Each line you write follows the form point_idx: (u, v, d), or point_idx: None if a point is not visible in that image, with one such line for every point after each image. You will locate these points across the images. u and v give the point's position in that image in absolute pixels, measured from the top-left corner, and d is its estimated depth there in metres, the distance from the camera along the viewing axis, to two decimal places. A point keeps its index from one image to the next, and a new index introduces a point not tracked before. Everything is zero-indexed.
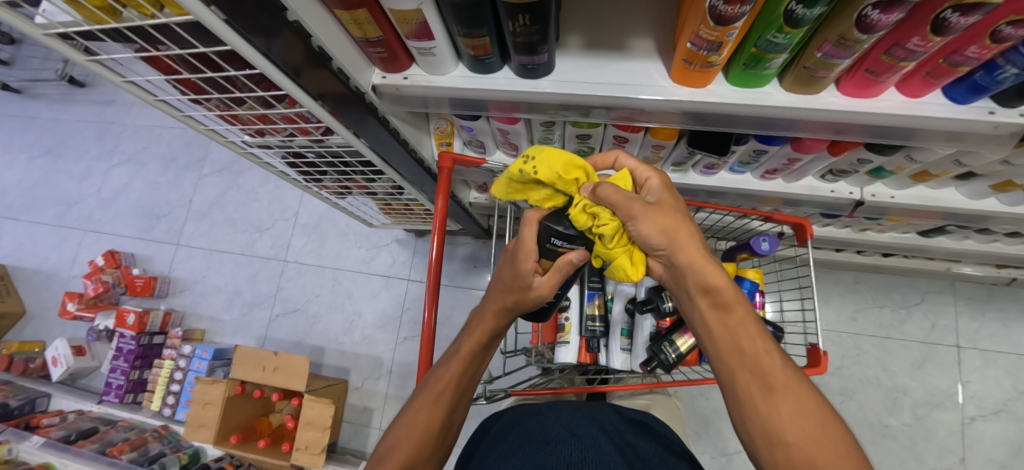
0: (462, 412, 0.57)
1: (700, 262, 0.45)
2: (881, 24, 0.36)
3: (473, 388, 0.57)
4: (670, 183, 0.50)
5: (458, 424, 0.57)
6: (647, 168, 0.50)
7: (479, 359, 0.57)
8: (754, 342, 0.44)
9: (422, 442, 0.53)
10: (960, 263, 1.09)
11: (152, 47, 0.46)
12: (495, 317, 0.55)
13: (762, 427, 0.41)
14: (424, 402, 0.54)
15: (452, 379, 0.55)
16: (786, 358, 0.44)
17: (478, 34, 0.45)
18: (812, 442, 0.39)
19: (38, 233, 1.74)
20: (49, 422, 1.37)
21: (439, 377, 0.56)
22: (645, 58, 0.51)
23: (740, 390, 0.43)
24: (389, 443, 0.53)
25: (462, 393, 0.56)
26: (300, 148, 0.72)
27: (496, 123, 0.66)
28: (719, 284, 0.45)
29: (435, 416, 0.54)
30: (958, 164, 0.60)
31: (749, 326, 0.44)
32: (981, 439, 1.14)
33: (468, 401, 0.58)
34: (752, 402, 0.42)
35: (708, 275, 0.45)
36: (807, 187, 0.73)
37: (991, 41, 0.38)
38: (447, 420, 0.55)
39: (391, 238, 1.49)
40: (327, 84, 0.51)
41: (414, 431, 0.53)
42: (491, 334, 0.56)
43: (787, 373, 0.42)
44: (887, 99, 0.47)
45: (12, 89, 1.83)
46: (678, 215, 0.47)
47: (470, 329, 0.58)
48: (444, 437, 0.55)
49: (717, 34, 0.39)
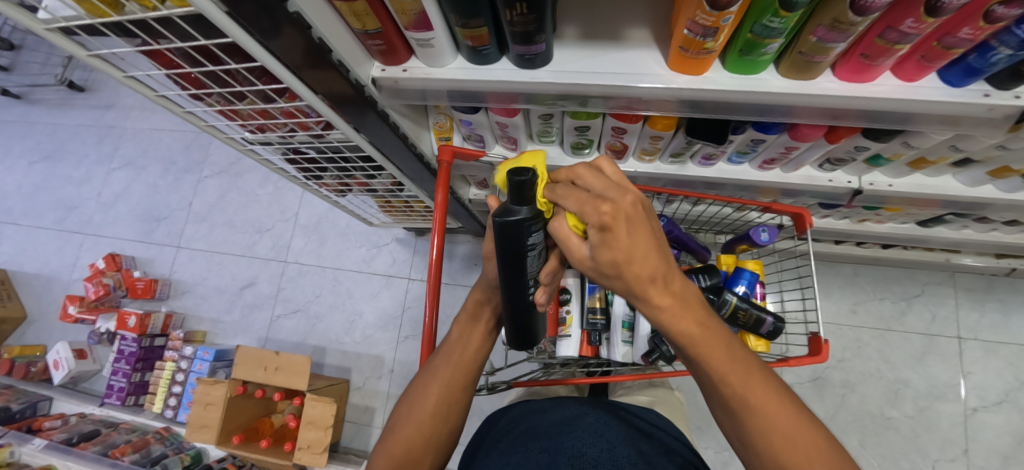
0: (465, 395, 0.58)
1: (651, 308, 0.38)
2: (874, 6, 0.36)
3: (473, 368, 0.59)
4: (624, 224, 0.34)
5: (463, 408, 0.58)
6: (593, 206, 0.35)
7: (475, 337, 0.59)
8: (725, 369, 0.40)
9: (422, 422, 0.55)
10: (959, 254, 1.09)
11: (153, 41, 0.47)
12: (484, 291, 0.59)
13: (739, 438, 0.42)
14: (423, 385, 0.58)
15: (448, 360, 0.58)
16: (764, 373, 0.41)
17: (476, 24, 0.46)
18: (785, 455, 0.39)
19: (38, 238, 1.74)
20: (51, 425, 1.37)
21: (436, 359, 0.59)
22: (642, 47, 0.52)
23: (717, 406, 0.43)
24: (393, 425, 0.57)
25: (462, 376, 0.58)
26: (300, 144, 0.72)
27: (495, 116, 0.67)
28: (679, 324, 0.39)
29: (430, 395, 0.56)
30: (954, 149, 0.60)
31: (718, 355, 0.40)
32: (983, 430, 1.14)
33: (471, 382, 0.59)
34: (729, 419, 0.42)
35: (661, 322, 0.39)
36: (805, 177, 0.74)
37: (984, 21, 0.38)
38: (444, 401, 0.57)
39: (391, 238, 1.49)
40: (330, 82, 0.51)
41: (414, 413, 0.56)
42: (479, 304, 0.60)
43: (759, 391, 0.40)
44: (882, 83, 0.47)
45: (12, 95, 1.83)
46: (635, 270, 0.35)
47: (465, 312, 0.61)
48: (445, 419, 0.57)
49: (713, 19, 0.39)
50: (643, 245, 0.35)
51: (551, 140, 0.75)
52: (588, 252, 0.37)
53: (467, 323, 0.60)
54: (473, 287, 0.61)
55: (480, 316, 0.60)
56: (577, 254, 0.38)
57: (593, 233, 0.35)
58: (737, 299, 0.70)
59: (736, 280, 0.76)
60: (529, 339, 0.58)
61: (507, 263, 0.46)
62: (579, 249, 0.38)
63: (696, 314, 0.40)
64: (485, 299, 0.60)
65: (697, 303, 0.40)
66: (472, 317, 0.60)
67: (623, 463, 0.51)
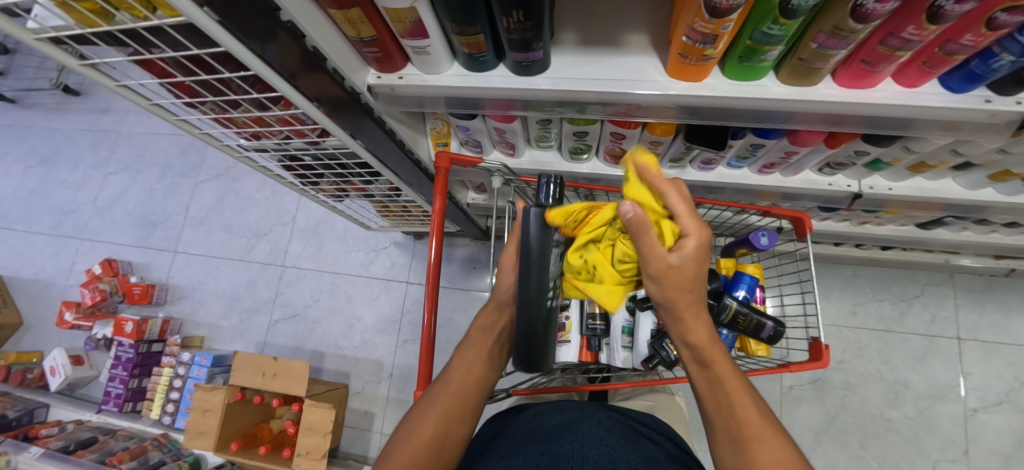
0: (463, 425, 0.58)
1: (684, 323, 0.44)
2: (876, 13, 0.35)
3: (475, 397, 0.59)
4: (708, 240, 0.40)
5: (460, 438, 0.57)
6: (697, 226, 0.40)
7: (476, 367, 0.59)
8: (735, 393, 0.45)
9: (418, 450, 0.54)
10: (958, 255, 1.09)
11: (146, 50, 0.46)
12: (491, 316, 0.59)
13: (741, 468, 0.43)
14: (423, 411, 0.57)
15: (450, 387, 0.58)
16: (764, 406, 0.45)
17: (472, 31, 0.45)
18: None
19: (35, 243, 1.73)
20: (48, 433, 1.36)
21: (437, 386, 0.59)
22: (640, 53, 0.51)
23: (718, 423, 0.45)
24: (388, 450, 0.56)
25: (461, 404, 0.57)
26: (296, 151, 0.71)
27: (493, 122, 0.66)
28: (701, 339, 0.45)
29: (429, 422, 0.56)
30: (955, 153, 0.60)
31: (726, 370, 0.45)
32: (984, 431, 1.14)
33: (471, 411, 0.59)
34: (730, 447, 0.44)
35: (685, 331, 0.45)
36: (804, 181, 0.73)
37: (986, 29, 0.37)
38: (443, 428, 0.56)
39: (390, 241, 1.49)
40: (324, 87, 0.51)
41: (410, 439, 0.55)
42: (486, 334, 0.60)
43: (758, 420, 0.43)
44: (883, 90, 0.47)
45: (7, 99, 1.82)
46: (681, 283, 0.41)
47: (471, 339, 0.61)
48: (440, 448, 0.56)
49: (712, 26, 0.39)
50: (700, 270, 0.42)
51: (550, 145, 0.75)
52: (672, 260, 0.40)
53: (471, 351, 0.60)
54: (479, 314, 0.61)
55: (485, 344, 0.61)
56: (660, 261, 0.40)
57: (686, 246, 0.40)
58: (737, 303, 0.70)
59: (736, 285, 0.76)
60: (538, 364, 0.48)
61: (532, 243, 0.45)
62: (665, 258, 0.40)
63: (715, 339, 0.45)
64: (490, 328, 0.61)
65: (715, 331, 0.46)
66: (476, 345, 0.60)
67: (623, 464, 0.50)
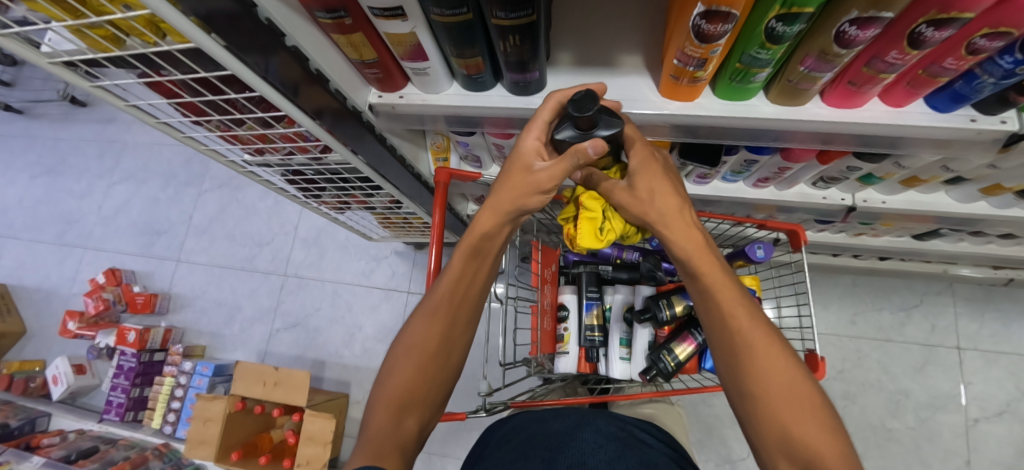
0: (465, 335, 0.55)
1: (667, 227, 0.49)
2: (859, 39, 0.37)
3: (470, 312, 0.55)
4: (661, 166, 0.50)
5: (460, 351, 0.55)
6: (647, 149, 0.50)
7: (478, 275, 0.55)
8: (732, 308, 0.46)
9: (422, 364, 0.51)
10: (957, 266, 1.09)
11: (154, 72, 0.47)
12: (492, 223, 0.53)
13: (740, 387, 0.44)
14: (423, 321, 0.53)
15: (445, 295, 0.53)
16: (763, 321, 0.46)
17: (470, 54, 0.47)
18: (790, 402, 0.41)
19: (39, 252, 1.75)
20: (49, 442, 1.37)
21: (430, 297, 0.54)
22: (634, 73, 0.53)
23: (715, 339, 0.47)
24: (387, 369, 0.52)
25: (461, 306, 0.54)
26: (300, 166, 0.73)
27: (492, 138, 0.67)
28: (682, 244, 0.49)
29: (433, 331, 0.52)
30: (946, 169, 0.61)
31: (710, 266, 0.47)
32: (985, 441, 1.14)
33: (468, 323, 0.55)
34: (728, 361, 0.45)
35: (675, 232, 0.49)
36: (799, 194, 0.75)
37: (965, 52, 0.39)
38: (447, 336, 0.53)
39: (391, 251, 1.50)
40: (324, 101, 0.52)
41: (411, 353, 0.52)
42: (482, 237, 0.53)
43: (754, 329, 0.45)
44: (870, 109, 0.48)
45: (14, 110, 1.85)
46: (658, 185, 0.49)
47: (465, 243, 0.54)
48: (444, 358, 0.53)
49: (701, 51, 0.40)
50: (665, 191, 0.49)
51: None
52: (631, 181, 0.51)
53: (468, 262, 0.54)
54: (478, 219, 0.53)
55: (483, 250, 0.54)
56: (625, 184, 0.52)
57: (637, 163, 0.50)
58: None
59: None
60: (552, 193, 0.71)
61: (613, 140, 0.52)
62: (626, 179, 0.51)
63: (703, 244, 0.48)
64: (492, 234, 0.54)
65: (707, 244, 0.49)
66: (472, 255, 0.54)
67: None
